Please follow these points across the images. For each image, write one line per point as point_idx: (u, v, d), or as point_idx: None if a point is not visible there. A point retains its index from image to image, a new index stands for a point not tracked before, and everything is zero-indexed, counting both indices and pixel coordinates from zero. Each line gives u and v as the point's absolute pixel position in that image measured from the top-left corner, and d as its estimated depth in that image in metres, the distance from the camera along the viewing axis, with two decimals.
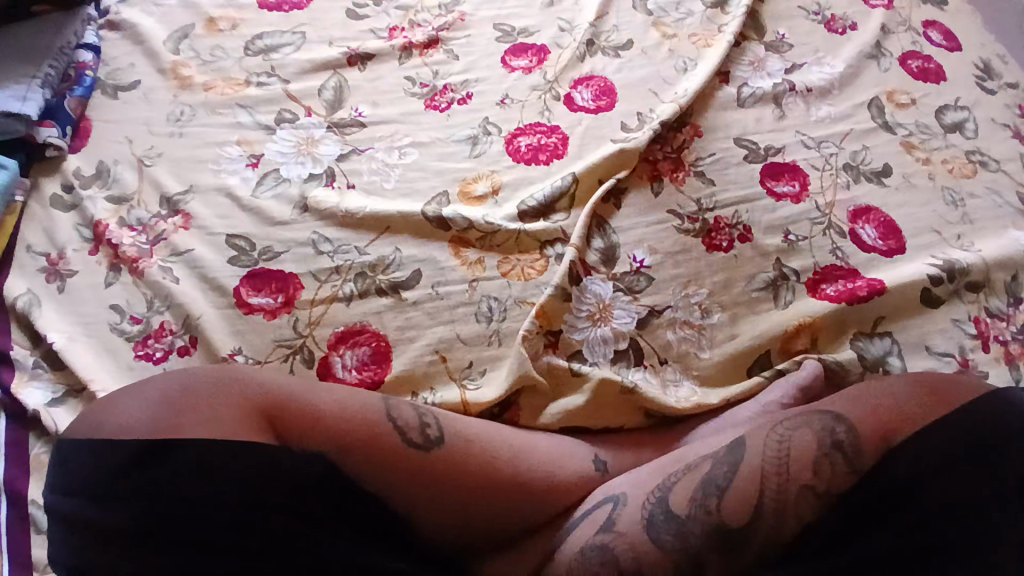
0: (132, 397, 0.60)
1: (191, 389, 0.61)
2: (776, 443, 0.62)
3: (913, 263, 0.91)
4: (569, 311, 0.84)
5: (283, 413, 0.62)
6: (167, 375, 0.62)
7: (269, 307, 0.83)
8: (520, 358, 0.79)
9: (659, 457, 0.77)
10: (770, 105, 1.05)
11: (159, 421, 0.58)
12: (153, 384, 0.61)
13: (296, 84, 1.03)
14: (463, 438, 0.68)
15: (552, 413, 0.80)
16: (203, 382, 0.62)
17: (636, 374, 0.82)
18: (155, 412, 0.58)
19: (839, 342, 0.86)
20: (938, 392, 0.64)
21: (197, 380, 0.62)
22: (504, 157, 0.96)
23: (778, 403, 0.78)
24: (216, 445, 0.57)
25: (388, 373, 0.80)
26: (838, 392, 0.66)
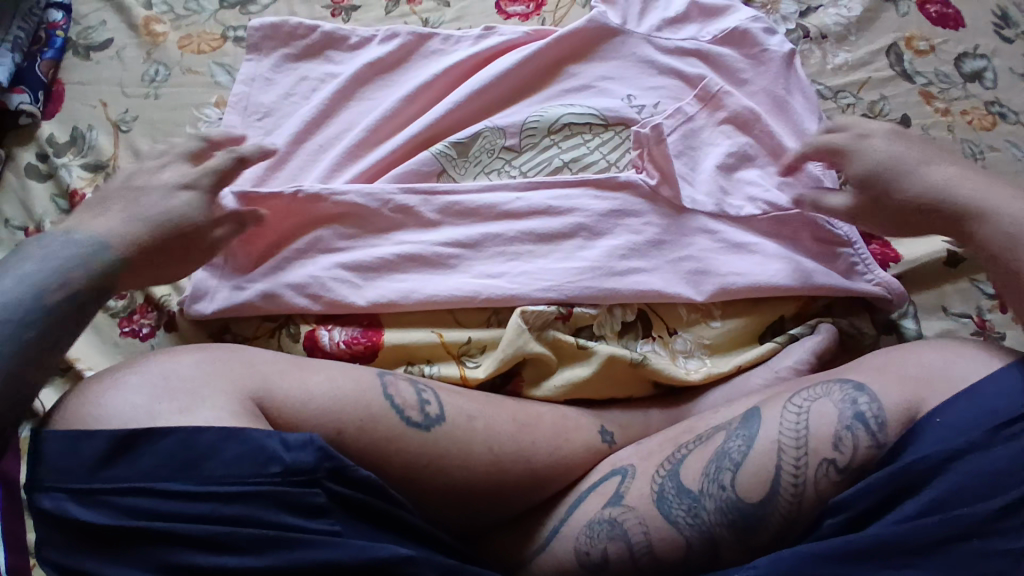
0: (117, 387, 0.57)
1: (183, 372, 0.59)
2: (795, 415, 0.62)
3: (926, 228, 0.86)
4: (568, 279, 0.79)
5: (278, 398, 0.60)
6: (149, 361, 0.60)
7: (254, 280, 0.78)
8: (521, 334, 0.76)
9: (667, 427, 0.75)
10: (799, 42, 1.01)
11: (146, 406, 0.56)
12: (137, 369, 0.59)
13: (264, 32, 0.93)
14: (464, 415, 0.66)
15: (556, 386, 0.76)
16: (194, 369, 0.59)
17: (646, 346, 0.80)
18: (140, 399, 0.56)
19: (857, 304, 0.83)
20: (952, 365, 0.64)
21: (186, 367, 0.59)
22: (500, 121, 0.91)
23: (794, 369, 0.77)
24: (207, 432, 0.54)
25: (383, 342, 0.76)
26: (865, 365, 0.66)
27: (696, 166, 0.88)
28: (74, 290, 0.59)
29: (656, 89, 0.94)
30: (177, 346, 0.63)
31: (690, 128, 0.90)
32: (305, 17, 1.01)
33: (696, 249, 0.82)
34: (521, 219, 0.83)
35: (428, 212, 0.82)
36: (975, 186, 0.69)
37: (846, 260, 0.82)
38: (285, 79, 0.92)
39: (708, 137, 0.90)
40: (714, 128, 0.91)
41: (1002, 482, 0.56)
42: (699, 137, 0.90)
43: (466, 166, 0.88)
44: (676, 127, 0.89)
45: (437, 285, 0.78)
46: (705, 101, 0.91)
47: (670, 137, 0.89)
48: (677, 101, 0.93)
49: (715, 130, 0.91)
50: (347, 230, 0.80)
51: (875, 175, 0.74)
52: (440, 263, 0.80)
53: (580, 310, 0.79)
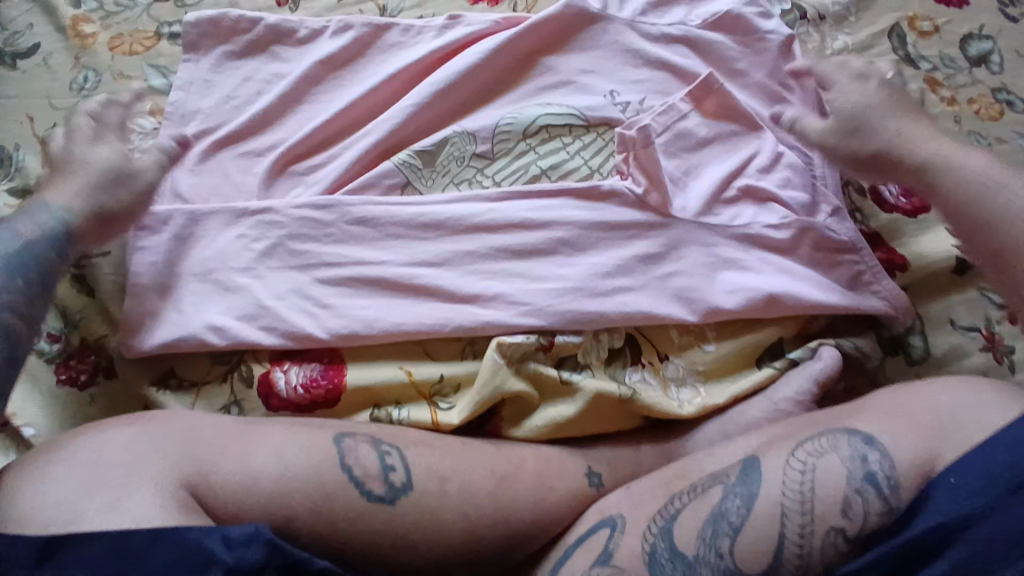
0: (40, 485, 0.54)
1: (111, 460, 0.56)
2: (800, 472, 0.59)
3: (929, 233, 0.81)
4: (549, 305, 0.71)
5: (210, 484, 0.57)
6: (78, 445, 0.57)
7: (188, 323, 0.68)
8: (497, 370, 0.68)
9: (663, 468, 0.70)
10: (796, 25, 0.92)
11: (71, 504, 0.53)
12: (65, 455, 0.56)
13: (201, 28, 0.83)
14: (432, 480, 0.63)
15: (538, 426, 0.70)
16: (121, 454, 0.57)
17: (635, 375, 0.73)
18: (62, 494, 0.53)
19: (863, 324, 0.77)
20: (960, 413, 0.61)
21: (110, 453, 0.57)
22: (469, 125, 0.82)
23: (792, 400, 0.71)
24: (135, 533, 0.50)
25: (346, 384, 0.69)
26: (870, 409, 0.63)
27: (692, 171, 0.81)
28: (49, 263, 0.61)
29: (642, 84, 0.86)
30: (113, 419, 0.60)
31: (681, 126, 0.82)
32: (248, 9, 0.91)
33: (687, 263, 0.75)
34: (496, 238, 0.75)
35: (391, 234, 0.74)
36: (937, 143, 0.71)
37: (848, 266, 0.76)
38: (228, 82, 0.82)
39: (700, 135, 0.82)
40: (706, 124, 0.83)
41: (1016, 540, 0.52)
42: (689, 136, 0.82)
43: (434, 177, 0.79)
44: (666, 125, 0.82)
45: (404, 314, 0.70)
46: (700, 96, 0.82)
47: (659, 138, 0.81)
48: (665, 97, 0.85)
49: (707, 126, 0.83)
50: (302, 259, 0.72)
51: (847, 118, 0.74)
52: (406, 290, 0.72)
53: (563, 339, 0.71)
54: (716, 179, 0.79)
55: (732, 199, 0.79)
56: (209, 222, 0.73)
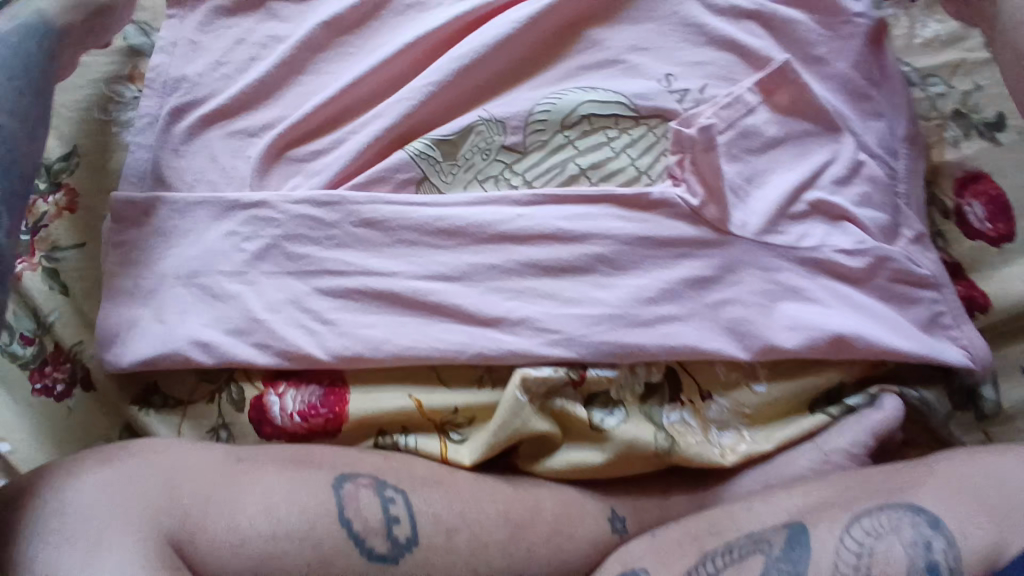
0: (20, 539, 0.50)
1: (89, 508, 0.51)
2: (853, 552, 0.53)
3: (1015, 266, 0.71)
4: (578, 335, 0.63)
5: (197, 541, 0.52)
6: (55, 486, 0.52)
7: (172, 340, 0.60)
8: (519, 409, 0.61)
9: (692, 516, 0.63)
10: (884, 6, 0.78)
11: (51, 562, 0.48)
12: (37, 506, 0.51)
13: None
14: (442, 531, 0.58)
15: (560, 467, 0.64)
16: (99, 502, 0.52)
17: (674, 415, 0.65)
18: (43, 551, 0.49)
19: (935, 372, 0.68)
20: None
21: (86, 501, 0.52)
22: (498, 110, 0.71)
23: (845, 453, 0.65)
24: None
25: (347, 415, 0.62)
26: (935, 479, 0.57)
27: (755, 178, 0.70)
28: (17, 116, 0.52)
29: (702, 63, 0.72)
30: (93, 454, 0.55)
31: (746, 123, 0.70)
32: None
33: (743, 289, 0.66)
34: (523, 250, 0.65)
35: (405, 240, 0.65)
36: None
37: (927, 304, 0.66)
38: (221, 46, 0.71)
39: (767, 135, 0.70)
40: (774, 121, 0.71)
41: None
42: (754, 135, 0.70)
43: (455, 172, 0.69)
44: (729, 121, 0.70)
45: (417, 334, 0.63)
46: (773, 85, 0.71)
47: (723, 136, 0.70)
48: (731, 85, 0.72)
49: (777, 125, 0.71)
50: (302, 264, 0.64)
51: None
52: (417, 307, 0.63)
53: (595, 373, 0.63)
54: (783, 190, 0.68)
55: (800, 215, 0.68)
56: (200, 214, 0.64)
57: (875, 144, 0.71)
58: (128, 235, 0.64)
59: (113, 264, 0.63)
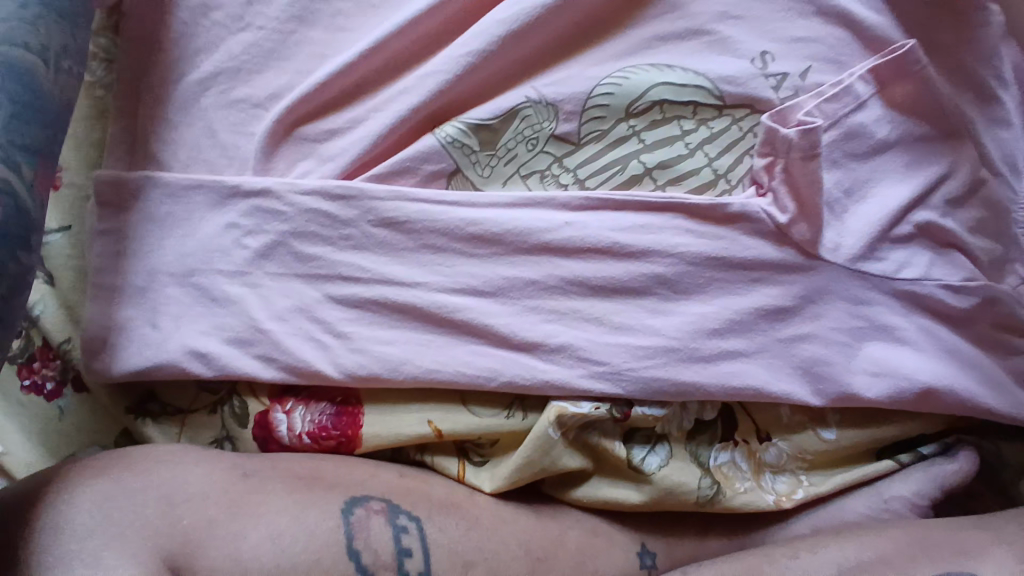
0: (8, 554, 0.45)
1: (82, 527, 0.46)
2: None
3: None
4: (626, 367, 0.56)
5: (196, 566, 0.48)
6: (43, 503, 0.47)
7: (168, 349, 0.54)
8: (552, 445, 0.56)
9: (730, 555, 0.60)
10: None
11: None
12: (26, 518, 0.46)
13: None
14: (459, 565, 0.54)
15: (585, 498, 0.59)
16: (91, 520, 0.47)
17: (722, 456, 0.59)
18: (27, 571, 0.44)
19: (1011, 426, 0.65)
20: None
21: (76, 517, 0.47)
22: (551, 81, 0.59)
23: (908, 502, 0.61)
24: None
25: (360, 435, 0.57)
26: (991, 556, 0.53)
27: (855, 190, 0.59)
28: (56, 41, 0.43)
29: (815, 39, 0.59)
30: (85, 467, 0.51)
31: (856, 120, 0.58)
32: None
33: (825, 324, 0.57)
34: (569, 264, 0.57)
35: (436, 244, 0.57)
36: None
37: None
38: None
39: (876, 137, 0.59)
40: (887, 120, 0.59)
41: None
42: (863, 135, 0.59)
43: (493, 164, 0.59)
44: (834, 116, 0.58)
45: (443, 358, 0.56)
46: (889, 76, 0.58)
47: (826, 136, 0.58)
48: (840, 72, 0.59)
49: (890, 124, 0.59)
50: (316, 264, 0.56)
51: None
52: (447, 324, 0.56)
53: (641, 411, 0.57)
54: (886, 209, 0.58)
55: (903, 238, 0.59)
56: (199, 202, 0.56)
57: (999, 159, 0.60)
58: (117, 221, 0.55)
59: (99, 255, 0.55)
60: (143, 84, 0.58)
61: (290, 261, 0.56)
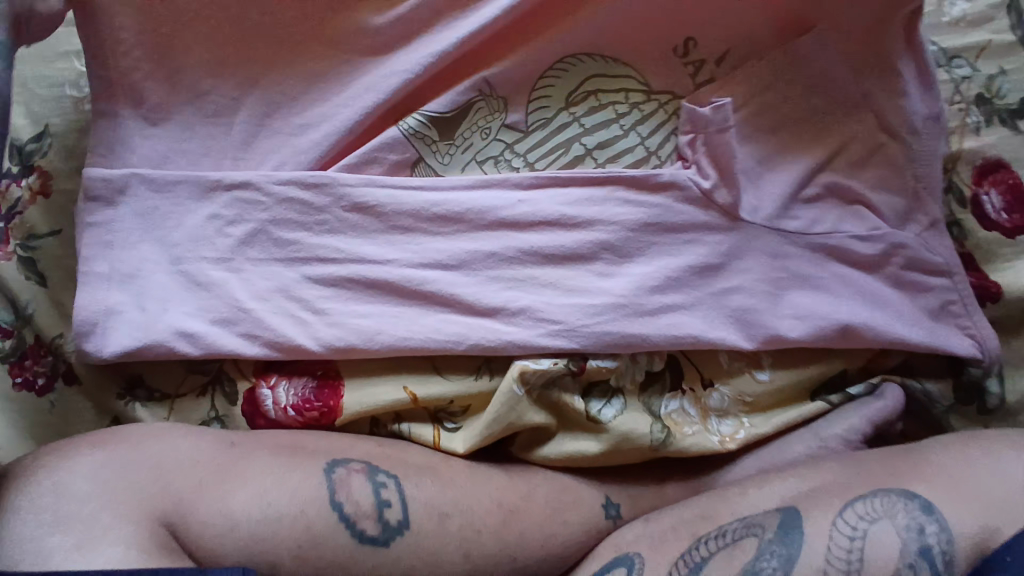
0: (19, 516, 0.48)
1: (85, 491, 0.49)
2: (847, 538, 0.54)
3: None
4: (580, 324, 0.61)
5: (191, 525, 0.50)
6: (45, 475, 0.50)
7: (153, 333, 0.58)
8: (512, 405, 0.60)
9: (699, 498, 0.63)
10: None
11: (43, 538, 0.47)
12: (33, 484, 0.50)
13: None
14: (435, 514, 0.56)
15: (554, 456, 0.63)
16: (93, 484, 0.50)
17: (672, 404, 0.64)
18: (33, 528, 0.47)
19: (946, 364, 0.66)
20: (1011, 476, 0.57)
21: (82, 483, 0.50)
22: (501, 66, 0.66)
23: (843, 441, 0.64)
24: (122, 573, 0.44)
25: (343, 408, 0.60)
26: (926, 468, 0.57)
27: (768, 159, 0.68)
28: None
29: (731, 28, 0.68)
30: (81, 438, 0.54)
31: (763, 100, 0.68)
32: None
33: (751, 277, 0.65)
34: (521, 235, 0.64)
35: (401, 223, 0.63)
36: None
37: (940, 293, 0.65)
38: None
39: (781, 114, 0.68)
40: (792, 97, 0.68)
41: None
42: (770, 112, 0.68)
43: (451, 152, 0.66)
44: (743, 97, 0.68)
45: (413, 326, 0.61)
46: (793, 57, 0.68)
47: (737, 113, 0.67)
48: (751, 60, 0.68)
49: (794, 101, 0.68)
50: (288, 244, 0.61)
51: None
52: (416, 294, 0.62)
53: (595, 364, 0.62)
54: (795, 173, 0.67)
55: (812, 198, 0.67)
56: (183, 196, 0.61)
57: (899, 125, 0.68)
58: (106, 216, 0.60)
59: (90, 249, 0.60)
60: (122, 92, 0.62)
61: (275, 245, 0.61)
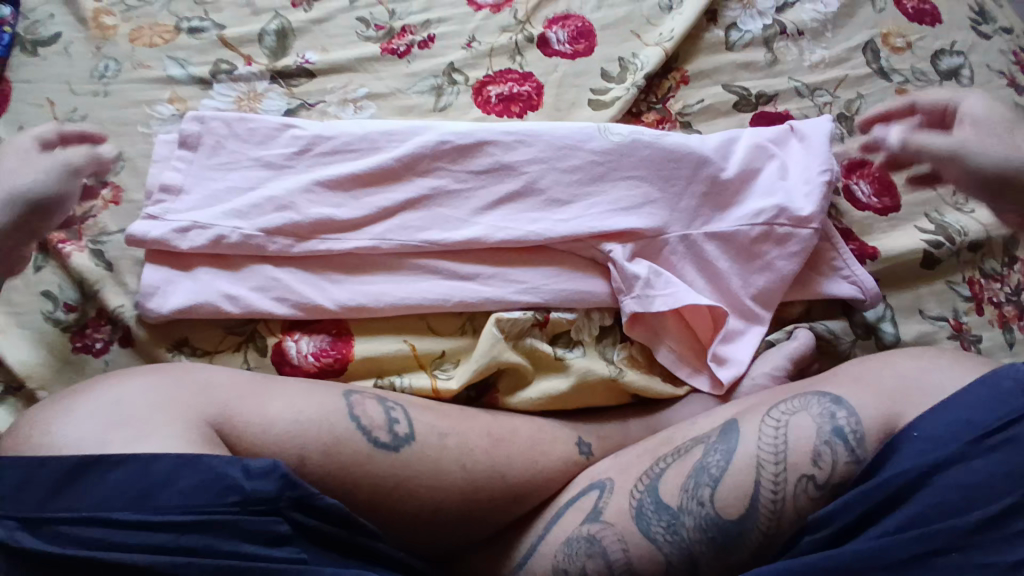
0: (72, 420, 0.54)
1: (133, 400, 0.56)
2: (774, 427, 0.62)
3: (905, 232, 0.84)
4: (540, 285, 0.75)
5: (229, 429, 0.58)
6: (98, 388, 0.57)
7: (195, 297, 0.71)
8: (491, 346, 0.72)
9: (658, 432, 0.73)
10: (762, 48, 0.95)
11: (93, 436, 0.53)
12: (88, 395, 0.56)
13: (233, 29, 0.93)
14: (435, 433, 0.65)
15: (531, 398, 0.74)
16: (139, 395, 0.57)
17: (621, 352, 0.78)
18: (82, 427, 0.53)
19: (840, 311, 0.82)
20: (919, 382, 0.65)
21: (131, 394, 0.57)
22: (473, 109, 0.91)
23: (772, 377, 0.76)
24: (171, 456, 0.51)
25: (352, 355, 0.73)
26: (839, 377, 0.67)
27: None
28: None
29: (647, 75, 0.92)
30: (136, 367, 0.61)
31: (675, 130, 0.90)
32: (233, 45, 0.92)
33: (674, 243, 0.77)
34: (493, 220, 0.76)
35: None
36: None
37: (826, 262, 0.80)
38: (202, 213, 0.73)
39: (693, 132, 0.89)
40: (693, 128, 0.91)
41: (997, 492, 0.56)
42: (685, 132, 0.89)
43: None
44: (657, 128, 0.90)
45: (408, 290, 0.74)
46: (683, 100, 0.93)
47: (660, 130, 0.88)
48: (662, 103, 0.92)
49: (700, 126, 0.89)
50: (290, 229, 0.73)
51: None
52: (409, 268, 0.75)
53: (557, 316, 0.76)
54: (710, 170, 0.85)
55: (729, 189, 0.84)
56: (216, 190, 0.75)
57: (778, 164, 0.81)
58: None
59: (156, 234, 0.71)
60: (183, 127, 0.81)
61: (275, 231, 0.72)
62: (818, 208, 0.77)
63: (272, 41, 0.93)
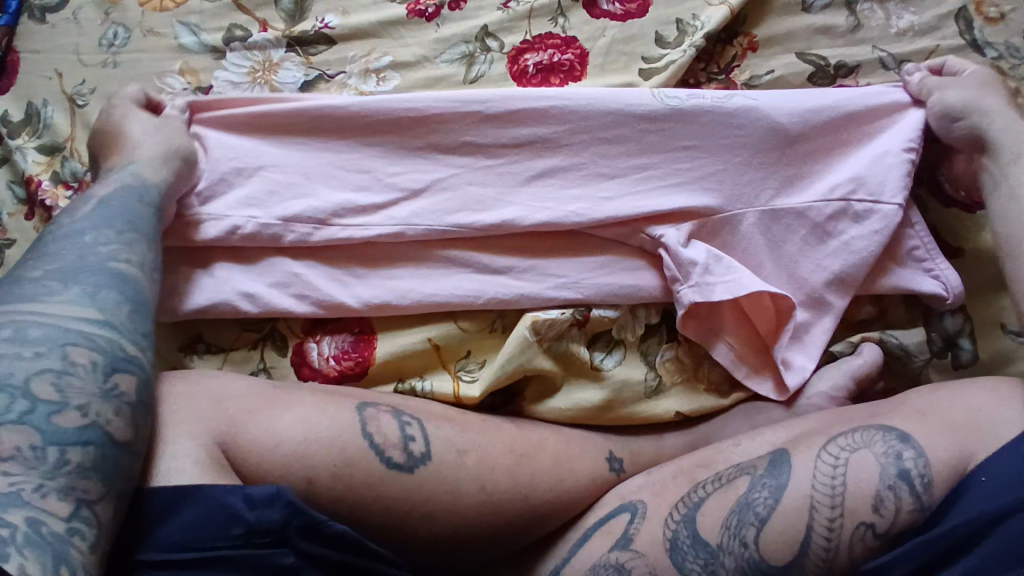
0: None
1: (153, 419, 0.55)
2: (831, 466, 0.56)
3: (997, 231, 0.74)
4: (580, 278, 0.69)
5: (239, 449, 0.55)
6: None
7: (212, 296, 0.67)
8: (524, 352, 0.67)
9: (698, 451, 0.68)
10: (844, 11, 0.83)
11: None
12: None
13: None
14: (453, 451, 0.60)
15: (564, 408, 0.69)
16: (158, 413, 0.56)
17: (667, 355, 0.72)
18: None
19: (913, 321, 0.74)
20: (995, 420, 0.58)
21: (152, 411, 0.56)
22: (507, 81, 0.83)
23: (828, 396, 0.70)
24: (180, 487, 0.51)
25: (374, 358, 0.68)
26: (906, 407, 0.60)
27: None
28: (138, 255, 0.58)
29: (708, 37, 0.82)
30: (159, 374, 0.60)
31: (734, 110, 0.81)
32: (248, 8, 0.84)
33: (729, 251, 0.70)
34: (528, 211, 0.69)
35: None
36: None
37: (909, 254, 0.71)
38: (218, 203, 0.68)
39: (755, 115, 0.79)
40: None
41: None
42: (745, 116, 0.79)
43: None
44: None
45: (436, 285, 0.69)
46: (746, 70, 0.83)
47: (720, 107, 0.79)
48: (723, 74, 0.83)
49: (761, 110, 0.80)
50: (308, 219, 0.68)
51: None
52: (438, 259, 0.69)
53: (598, 313, 0.69)
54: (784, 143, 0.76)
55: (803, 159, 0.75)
56: (229, 173, 0.69)
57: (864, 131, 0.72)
58: None
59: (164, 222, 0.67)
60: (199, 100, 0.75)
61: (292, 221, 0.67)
62: (901, 185, 0.69)
63: (289, 2, 0.85)
